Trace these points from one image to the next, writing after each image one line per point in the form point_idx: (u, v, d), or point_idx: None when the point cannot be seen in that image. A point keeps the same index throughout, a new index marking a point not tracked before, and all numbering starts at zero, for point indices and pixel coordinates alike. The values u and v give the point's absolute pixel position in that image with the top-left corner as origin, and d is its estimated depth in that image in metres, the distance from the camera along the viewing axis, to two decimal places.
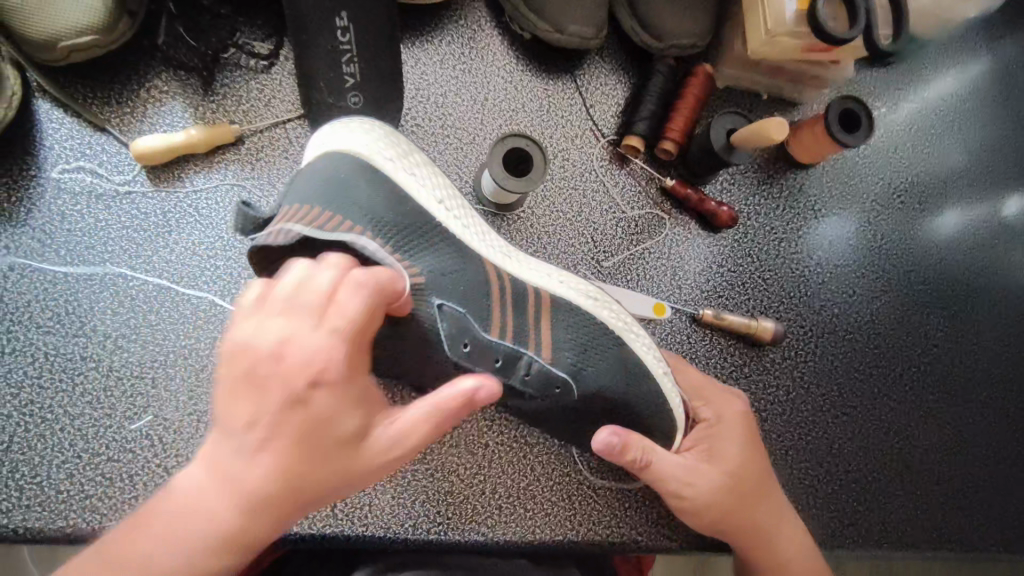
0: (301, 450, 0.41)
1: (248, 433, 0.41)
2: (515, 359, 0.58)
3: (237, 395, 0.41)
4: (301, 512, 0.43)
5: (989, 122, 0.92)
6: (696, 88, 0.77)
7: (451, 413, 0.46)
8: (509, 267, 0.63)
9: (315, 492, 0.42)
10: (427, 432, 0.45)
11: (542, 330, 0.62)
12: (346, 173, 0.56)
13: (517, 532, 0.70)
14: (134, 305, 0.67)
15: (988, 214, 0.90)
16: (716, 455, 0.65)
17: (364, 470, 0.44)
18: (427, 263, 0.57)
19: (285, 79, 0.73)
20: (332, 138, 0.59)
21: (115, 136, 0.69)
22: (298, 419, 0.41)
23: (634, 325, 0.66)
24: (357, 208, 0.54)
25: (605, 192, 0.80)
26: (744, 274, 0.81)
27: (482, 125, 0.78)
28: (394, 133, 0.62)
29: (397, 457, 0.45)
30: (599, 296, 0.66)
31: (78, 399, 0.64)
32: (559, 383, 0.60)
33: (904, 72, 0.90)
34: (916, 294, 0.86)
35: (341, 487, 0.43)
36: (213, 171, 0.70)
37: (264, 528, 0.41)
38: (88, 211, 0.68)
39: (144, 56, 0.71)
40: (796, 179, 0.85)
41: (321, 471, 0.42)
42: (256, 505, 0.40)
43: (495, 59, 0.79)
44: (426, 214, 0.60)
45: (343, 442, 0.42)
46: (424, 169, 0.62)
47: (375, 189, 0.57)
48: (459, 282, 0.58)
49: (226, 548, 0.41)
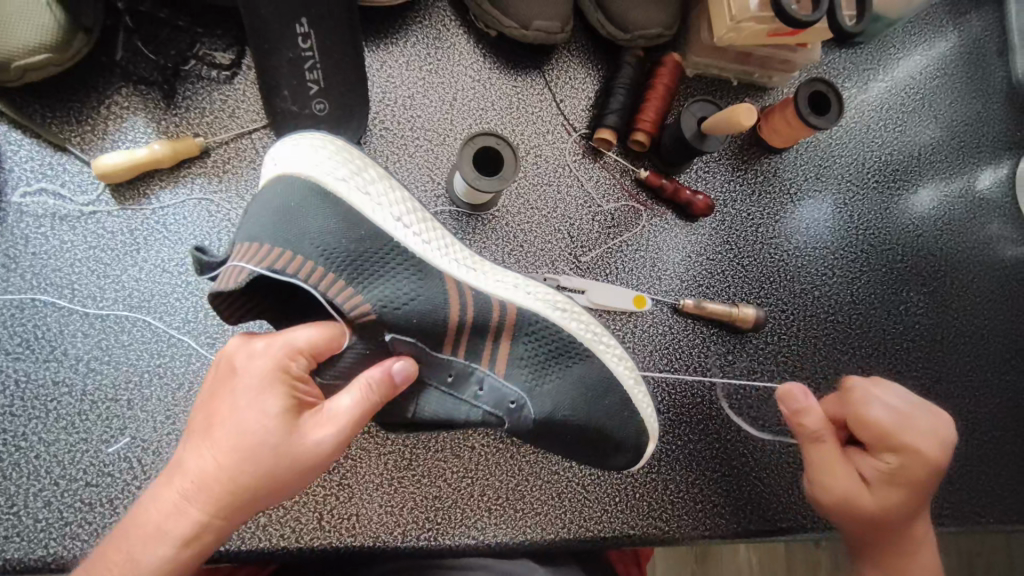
0: (233, 425, 0.46)
1: (202, 426, 0.47)
2: (466, 375, 0.60)
3: (203, 403, 0.49)
4: (245, 501, 0.46)
5: (959, 97, 0.92)
6: (664, 78, 0.76)
7: (376, 389, 0.49)
8: (472, 279, 0.62)
9: (248, 474, 0.45)
10: (356, 414, 0.48)
11: (500, 347, 0.63)
12: (295, 199, 0.54)
13: (508, 533, 0.69)
14: (106, 326, 0.66)
15: (962, 188, 0.91)
16: (887, 494, 0.62)
17: (291, 450, 0.46)
18: (378, 297, 0.54)
19: (249, 88, 0.72)
20: (285, 160, 0.57)
21: (77, 156, 0.68)
22: (233, 406, 0.47)
23: (603, 335, 0.67)
24: (304, 240, 0.52)
25: (580, 186, 0.79)
26: (724, 262, 0.81)
27: (451, 126, 0.77)
28: (344, 146, 0.59)
29: (324, 438, 0.47)
30: (567, 308, 0.66)
31: (53, 424, 0.63)
32: (513, 397, 0.61)
33: (871, 52, 0.90)
34: (896, 272, 0.87)
35: (274, 471, 0.46)
36: (179, 186, 0.69)
37: (207, 513, 0.45)
38: (53, 233, 0.67)
39: (102, 72, 0.70)
40: (769, 164, 0.85)
41: (249, 447, 0.45)
42: (198, 481, 0.45)
43: (462, 58, 0.79)
44: (383, 236, 0.57)
45: (266, 418, 0.46)
46: (379, 186, 0.60)
47: (324, 215, 0.54)
48: (413, 314, 0.55)
49: (174, 526, 0.44)
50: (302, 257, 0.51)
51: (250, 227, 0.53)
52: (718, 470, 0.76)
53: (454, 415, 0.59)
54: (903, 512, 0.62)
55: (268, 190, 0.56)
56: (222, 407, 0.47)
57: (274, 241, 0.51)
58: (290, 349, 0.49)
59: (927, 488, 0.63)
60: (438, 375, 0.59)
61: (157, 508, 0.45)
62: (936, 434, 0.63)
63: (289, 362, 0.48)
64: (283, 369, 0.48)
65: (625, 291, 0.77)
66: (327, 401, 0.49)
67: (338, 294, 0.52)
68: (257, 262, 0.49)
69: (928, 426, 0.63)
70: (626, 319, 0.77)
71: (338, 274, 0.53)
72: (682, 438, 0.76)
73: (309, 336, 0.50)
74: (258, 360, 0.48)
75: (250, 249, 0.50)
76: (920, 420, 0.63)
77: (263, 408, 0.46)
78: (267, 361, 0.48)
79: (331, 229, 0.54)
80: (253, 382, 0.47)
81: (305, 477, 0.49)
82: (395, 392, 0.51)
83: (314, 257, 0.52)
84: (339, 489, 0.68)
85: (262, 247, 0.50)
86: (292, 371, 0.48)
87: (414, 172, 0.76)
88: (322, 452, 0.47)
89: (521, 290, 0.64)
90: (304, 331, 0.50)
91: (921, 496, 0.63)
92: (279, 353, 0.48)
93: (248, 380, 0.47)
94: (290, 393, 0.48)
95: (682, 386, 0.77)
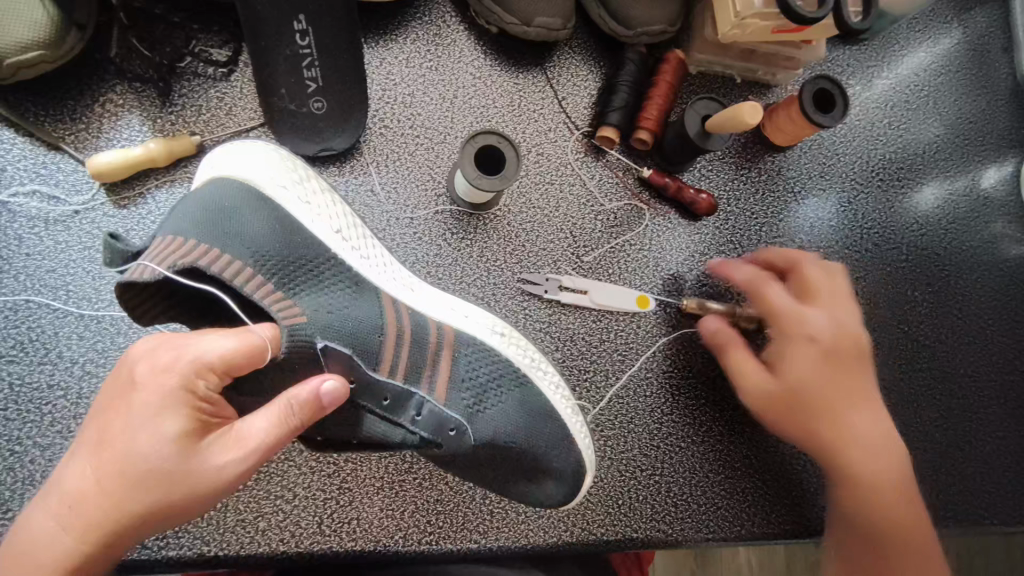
0: (124, 445, 0.42)
1: (93, 441, 0.43)
2: (405, 399, 0.58)
3: (98, 413, 0.44)
4: (136, 526, 0.42)
5: (964, 94, 0.91)
6: (668, 75, 0.75)
7: (297, 411, 0.46)
8: (408, 298, 0.65)
9: (140, 499, 0.41)
10: (273, 437, 0.45)
11: (440, 369, 0.63)
12: (230, 199, 0.56)
13: (511, 536, 0.69)
14: (101, 328, 0.65)
15: (966, 187, 0.90)
16: (827, 367, 0.68)
17: (192, 476, 0.42)
18: (313, 304, 0.55)
19: (246, 85, 0.71)
20: (232, 162, 0.60)
21: (71, 154, 0.67)
22: (126, 422, 0.42)
23: (542, 363, 0.68)
24: (236, 240, 0.53)
25: (582, 185, 0.78)
26: (728, 261, 0.80)
27: (452, 124, 0.76)
28: (291, 157, 0.64)
29: (229, 463, 0.43)
30: (507, 332, 0.68)
31: (48, 428, 0.62)
32: (453, 425, 0.60)
33: (876, 49, 0.89)
34: (900, 272, 0.86)
35: (172, 496, 0.42)
36: (175, 186, 0.68)
37: (87, 540, 0.41)
38: (47, 234, 0.66)
39: (96, 69, 0.68)
40: (773, 163, 0.84)
41: (140, 470, 0.41)
42: (77, 503, 0.41)
43: (463, 55, 0.77)
44: (321, 246, 0.60)
45: (161, 441, 0.42)
46: (321, 199, 0.64)
47: (261, 218, 0.56)
48: (348, 321, 0.57)
49: (44, 554, 0.40)
50: (228, 257, 0.51)
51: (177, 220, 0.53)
52: (722, 471, 0.75)
53: (388, 437, 0.57)
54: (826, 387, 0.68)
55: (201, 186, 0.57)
56: (113, 424, 0.42)
57: (200, 237, 0.51)
58: (199, 366, 0.43)
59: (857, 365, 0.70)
60: (373, 399, 0.56)
61: (32, 532, 0.41)
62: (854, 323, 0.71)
63: (195, 379, 0.43)
64: (188, 386, 0.43)
65: (626, 291, 0.76)
66: (240, 421, 0.45)
67: (270, 301, 0.51)
68: (178, 255, 0.48)
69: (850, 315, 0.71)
70: (630, 320, 0.76)
71: (268, 279, 0.53)
72: (686, 439, 0.75)
73: (222, 350, 0.44)
74: (160, 374, 0.43)
75: (171, 244, 0.49)
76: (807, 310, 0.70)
77: (158, 430, 0.42)
78: (170, 376, 0.43)
79: (265, 230, 0.56)
80: (150, 401, 0.42)
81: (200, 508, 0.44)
82: (321, 413, 0.48)
83: (243, 258, 0.52)
84: (340, 493, 0.67)
85: (186, 243, 0.50)
86: (197, 390, 0.44)
87: (414, 171, 0.75)
88: (224, 479, 0.43)
89: (459, 313, 0.67)
90: (221, 340, 0.45)
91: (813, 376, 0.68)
92: (186, 368, 0.43)
93: (145, 397, 0.42)
94: (191, 414, 0.43)
95: (686, 386, 0.76)
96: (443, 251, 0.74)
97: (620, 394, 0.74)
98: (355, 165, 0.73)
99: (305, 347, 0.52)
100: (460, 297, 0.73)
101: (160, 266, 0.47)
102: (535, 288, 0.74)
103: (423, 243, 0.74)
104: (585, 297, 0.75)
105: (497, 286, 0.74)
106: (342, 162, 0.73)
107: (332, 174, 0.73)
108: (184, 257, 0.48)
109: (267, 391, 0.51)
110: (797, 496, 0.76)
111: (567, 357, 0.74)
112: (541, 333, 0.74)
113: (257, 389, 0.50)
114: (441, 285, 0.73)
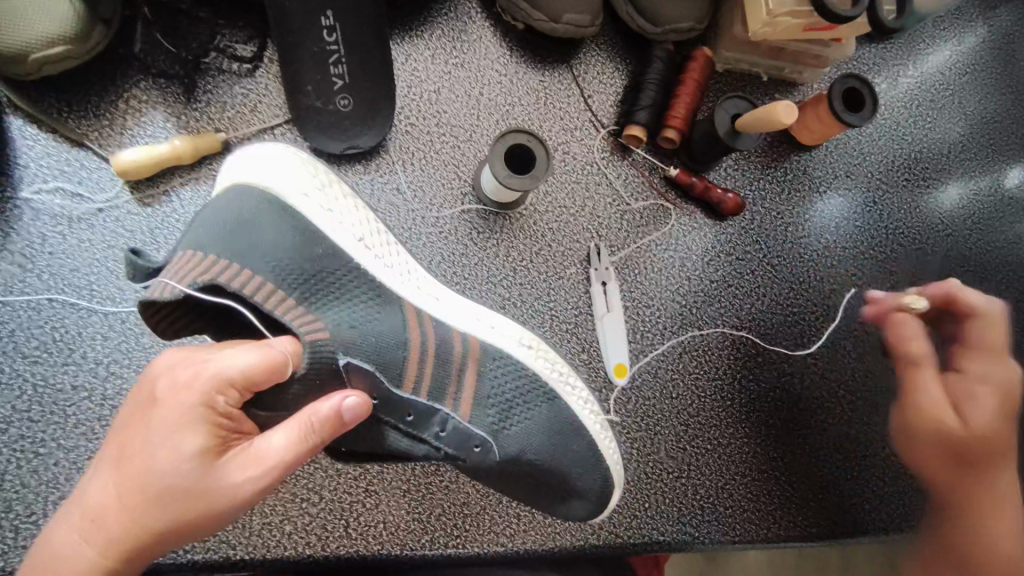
0: (144, 462, 0.43)
1: (119, 455, 0.45)
2: (428, 416, 0.57)
3: (125, 426, 0.46)
4: (155, 540, 0.44)
5: (991, 92, 0.89)
6: (696, 72, 0.74)
7: (318, 427, 0.46)
8: (431, 308, 0.63)
9: (158, 516, 0.43)
10: (289, 457, 0.45)
11: (465, 384, 0.61)
12: (251, 209, 0.55)
13: (537, 539, 0.68)
14: (125, 329, 0.64)
15: (992, 187, 0.88)
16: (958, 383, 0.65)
17: (206, 496, 0.43)
18: (335, 319, 0.54)
19: (271, 81, 0.70)
20: (253, 169, 0.59)
21: (94, 151, 0.66)
22: (147, 441, 0.44)
23: (571, 377, 0.66)
24: (255, 254, 0.52)
25: (608, 184, 0.77)
26: (754, 261, 0.79)
27: (478, 122, 0.75)
28: (314, 161, 0.62)
29: (244, 483, 0.44)
30: (536, 346, 0.65)
31: (72, 430, 0.61)
32: (477, 441, 0.59)
33: (902, 47, 0.88)
34: (926, 272, 0.85)
35: (188, 516, 0.44)
36: (200, 184, 0.67)
37: (112, 550, 0.44)
38: (70, 233, 0.65)
39: (120, 65, 0.67)
40: (799, 162, 0.83)
41: (159, 486, 0.43)
42: (103, 514, 0.44)
43: (488, 52, 0.76)
44: (342, 256, 0.58)
45: (179, 459, 0.43)
46: (344, 205, 0.62)
47: (280, 229, 0.55)
48: (370, 335, 0.56)
49: (74, 560, 0.44)
50: (248, 272, 0.50)
51: (198, 234, 0.53)
52: (748, 473, 0.74)
53: (410, 451, 0.57)
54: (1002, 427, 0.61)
55: (222, 196, 0.57)
56: (137, 440, 0.44)
57: (220, 252, 0.51)
58: (219, 382, 0.44)
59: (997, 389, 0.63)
60: (396, 414, 0.56)
61: (67, 539, 0.45)
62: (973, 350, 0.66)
63: (215, 396, 0.44)
64: (208, 404, 0.44)
65: (625, 347, 0.73)
66: (261, 437, 0.46)
67: (292, 317, 0.50)
68: (197, 273, 0.48)
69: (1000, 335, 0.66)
70: (656, 321, 0.75)
71: (288, 293, 0.52)
72: (712, 442, 0.74)
73: (243, 366, 0.44)
74: (181, 391, 0.44)
75: (192, 261, 0.50)
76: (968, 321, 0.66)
77: (176, 448, 0.43)
78: (190, 394, 0.44)
79: (285, 242, 0.55)
80: (171, 418, 0.43)
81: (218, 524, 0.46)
82: (343, 428, 0.47)
83: (262, 273, 0.52)
84: (366, 496, 0.66)
85: (207, 259, 0.50)
86: (218, 406, 0.44)
87: (440, 170, 0.74)
88: (239, 497, 0.44)
89: (486, 324, 0.65)
90: (242, 355, 0.45)
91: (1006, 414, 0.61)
92: (205, 385, 0.44)
93: (166, 415, 0.44)
94: (212, 431, 0.44)
95: (711, 387, 0.75)
96: (468, 251, 0.73)
97: (646, 396, 0.73)
98: (380, 163, 0.72)
99: (327, 362, 0.51)
100: (486, 297, 0.72)
101: (178, 284, 0.47)
102: (597, 261, 0.74)
103: (448, 243, 0.73)
104: (607, 313, 0.73)
105: (523, 286, 0.73)
106: (367, 160, 0.72)
107: (357, 173, 0.72)
108: (203, 274, 0.48)
109: (297, 394, 0.49)
110: (823, 498, 0.76)
111: (594, 358, 0.73)
112: (568, 334, 0.73)
113: (287, 392, 0.48)
114: (467, 285, 0.72)
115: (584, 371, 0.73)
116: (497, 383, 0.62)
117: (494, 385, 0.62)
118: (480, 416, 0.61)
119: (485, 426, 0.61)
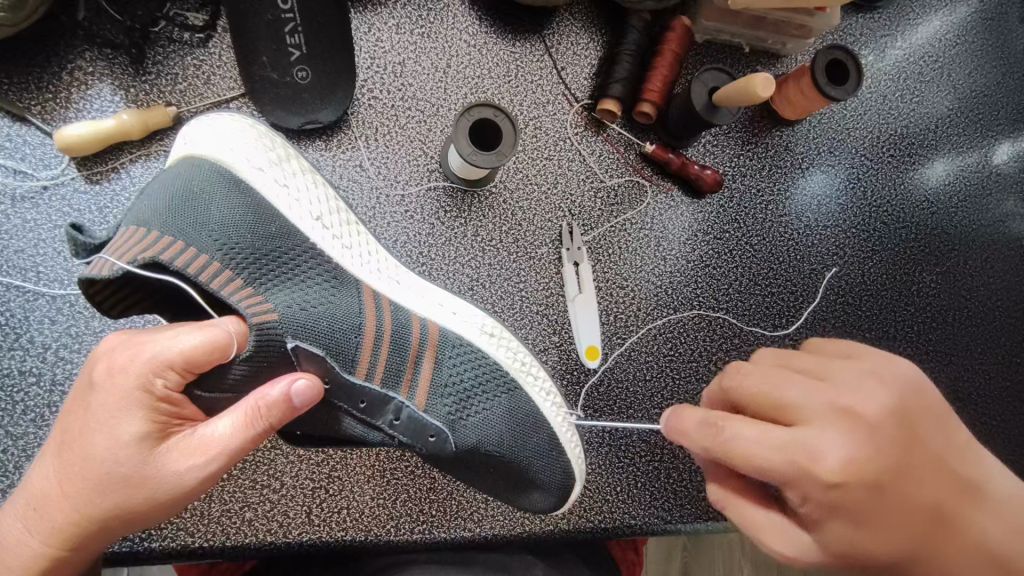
0: (84, 449, 0.41)
1: (60, 444, 0.43)
2: (381, 402, 0.56)
3: (65, 414, 0.44)
4: (100, 528, 0.42)
5: (980, 63, 0.86)
6: (673, 44, 0.71)
7: (265, 413, 0.43)
8: (392, 292, 0.61)
9: (100, 504, 0.41)
10: (230, 445, 0.42)
11: (421, 371, 0.59)
12: (202, 183, 0.53)
13: (506, 524, 0.67)
14: (75, 312, 0.62)
15: (979, 162, 0.86)
16: (881, 490, 0.45)
17: (148, 484, 0.41)
18: (286, 300, 0.52)
19: (225, 52, 0.66)
20: (205, 142, 0.56)
21: (38, 127, 0.63)
22: (84, 428, 0.42)
23: (533, 365, 0.64)
24: (204, 231, 0.50)
25: (582, 161, 0.74)
26: (732, 241, 0.77)
27: (446, 95, 0.72)
28: (273, 134, 0.60)
29: (188, 471, 0.41)
30: (495, 331, 0.64)
31: (21, 417, 0.59)
32: (433, 430, 0.57)
33: (892, 16, 0.84)
34: (909, 249, 0.82)
35: (128, 503, 0.41)
36: (151, 161, 0.65)
37: (57, 538, 0.42)
38: (14, 212, 0.62)
39: (64, 34, 0.64)
40: (781, 138, 0.80)
41: (98, 474, 0.41)
42: (44, 502, 0.42)
43: (456, 21, 0.73)
44: (298, 235, 0.56)
45: (118, 445, 0.41)
46: (302, 179, 0.60)
47: (232, 204, 0.53)
48: (323, 319, 0.53)
49: (17, 550, 0.42)
50: (194, 251, 0.48)
51: (143, 208, 0.50)
52: None
53: (365, 437, 0.56)
54: (883, 544, 0.46)
55: (172, 168, 0.54)
56: (77, 427, 0.42)
57: (164, 228, 0.48)
58: (157, 364, 0.41)
59: (823, 509, 0.44)
60: (350, 400, 0.54)
61: (11, 528, 0.43)
62: (830, 442, 0.44)
63: (154, 380, 0.41)
64: (146, 388, 0.41)
65: (598, 332, 0.71)
66: (203, 425, 0.43)
67: (240, 297, 0.48)
68: (137, 250, 0.45)
69: (785, 443, 0.44)
70: (629, 302, 0.73)
71: (237, 274, 0.50)
72: None
73: (182, 347, 0.42)
74: (118, 374, 0.42)
75: (134, 237, 0.47)
76: (739, 429, 0.46)
77: (114, 433, 0.41)
78: (127, 378, 0.41)
79: (235, 217, 0.52)
80: (109, 402, 0.41)
81: (168, 513, 0.44)
82: (293, 413, 0.45)
83: (210, 251, 0.49)
84: (329, 482, 0.65)
85: (149, 236, 0.47)
86: (156, 390, 0.41)
87: (404, 145, 0.71)
88: (182, 484, 0.42)
89: (446, 310, 0.63)
90: (184, 337, 0.42)
91: (870, 528, 0.45)
92: (142, 369, 0.41)
93: (104, 399, 0.42)
94: (152, 416, 0.41)
95: (686, 370, 0.73)
96: (435, 231, 0.70)
97: (618, 378, 0.71)
98: (342, 138, 0.69)
99: (273, 349, 0.48)
100: (454, 278, 0.70)
101: (117, 262, 0.44)
102: (569, 240, 0.72)
103: (414, 223, 0.70)
104: (579, 296, 0.71)
105: (492, 267, 0.71)
106: (329, 136, 0.69)
107: (318, 149, 0.69)
108: (144, 251, 0.45)
109: (243, 375, 0.46)
110: None
111: (564, 340, 0.71)
112: (538, 316, 0.71)
113: (225, 380, 0.45)
114: (433, 266, 0.70)
115: (554, 354, 0.71)
116: (456, 371, 0.61)
117: (454, 372, 0.61)
118: (441, 404, 0.59)
119: (442, 415, 0.59)
